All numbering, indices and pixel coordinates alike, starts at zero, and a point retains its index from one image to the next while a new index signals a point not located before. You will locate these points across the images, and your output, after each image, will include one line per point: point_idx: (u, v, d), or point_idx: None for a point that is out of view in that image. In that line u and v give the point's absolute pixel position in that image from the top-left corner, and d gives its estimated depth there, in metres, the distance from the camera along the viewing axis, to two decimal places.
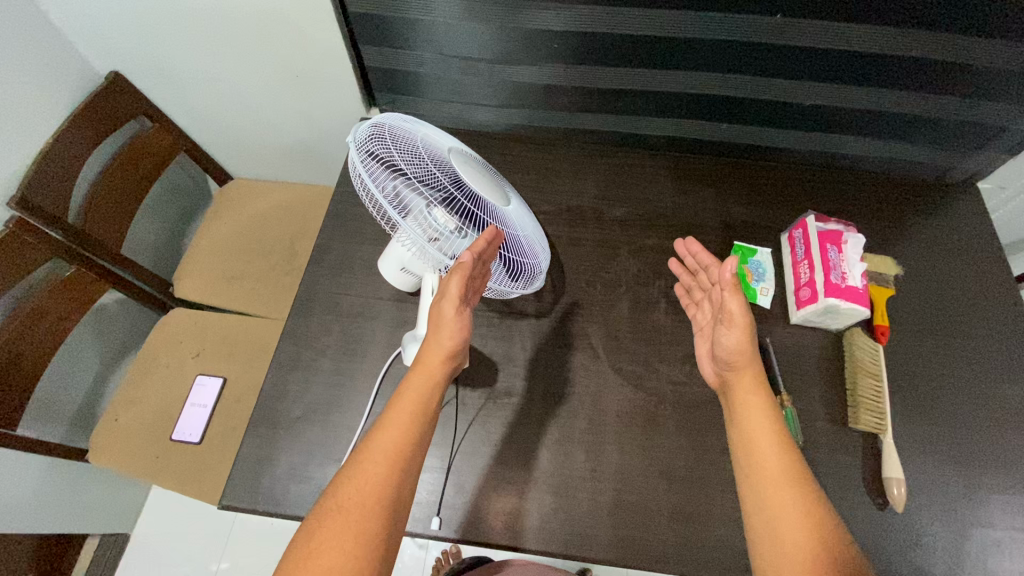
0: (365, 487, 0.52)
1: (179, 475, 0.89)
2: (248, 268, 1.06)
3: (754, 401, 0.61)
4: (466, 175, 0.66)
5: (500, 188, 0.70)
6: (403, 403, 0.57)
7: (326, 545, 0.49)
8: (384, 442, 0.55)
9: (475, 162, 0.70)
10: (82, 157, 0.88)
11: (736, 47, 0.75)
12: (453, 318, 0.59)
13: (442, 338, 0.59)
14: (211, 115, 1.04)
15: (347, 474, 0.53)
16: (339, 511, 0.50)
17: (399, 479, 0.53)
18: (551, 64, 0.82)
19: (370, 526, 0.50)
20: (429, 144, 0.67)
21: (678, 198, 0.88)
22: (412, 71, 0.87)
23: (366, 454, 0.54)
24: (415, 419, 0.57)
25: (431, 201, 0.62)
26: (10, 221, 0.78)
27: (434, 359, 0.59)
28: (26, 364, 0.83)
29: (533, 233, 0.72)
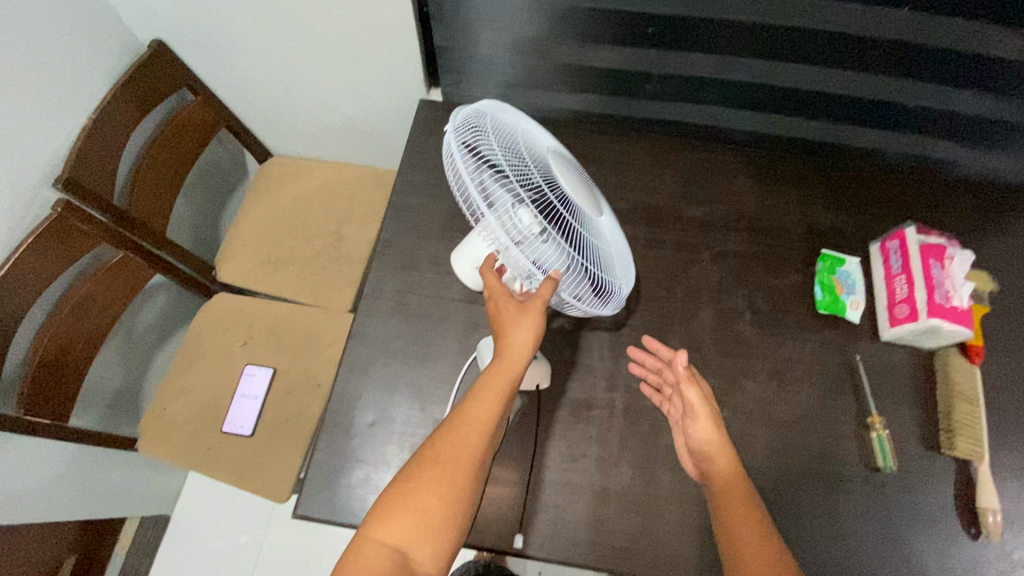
0: (459, 447, 0.52)
1: (232, 467, 0.87)
2: (294, 253, 1.02)
3: (742, 508, 0.56)
4: (560, 178, 0.60)
5: (592, 197, 0.63)
6: (499, 370, 0.54)
7: (421, 492, 0.50)
8: (480, 409, 0.53)
9: (570, 166, 0.64)
10: (125, 134, 0.83)
11: (844, 40, 0.69)
12: (538, 309, 0.55)
13: (528, 325, 0.54)
14: (256, 90, 0.98)
15: (442, 429, 0.53)
16: (434, 465, 0.51)
17: (486, 448, 0.53)
18: (637, 49, 0.76)
19: (459, 486, 0.51)
20: (526, 142, 0.62)
21: (761, 199, 0.83)
22: (483, 53, 0.80)
23: (459, 417, 0.53)
24: (508, 393, 0.54)
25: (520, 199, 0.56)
26: (58, 204, 0.73)
27: (519, 346, 0.54)
28: (76, 355, 0.79)
29: (620, 254, 0.66)
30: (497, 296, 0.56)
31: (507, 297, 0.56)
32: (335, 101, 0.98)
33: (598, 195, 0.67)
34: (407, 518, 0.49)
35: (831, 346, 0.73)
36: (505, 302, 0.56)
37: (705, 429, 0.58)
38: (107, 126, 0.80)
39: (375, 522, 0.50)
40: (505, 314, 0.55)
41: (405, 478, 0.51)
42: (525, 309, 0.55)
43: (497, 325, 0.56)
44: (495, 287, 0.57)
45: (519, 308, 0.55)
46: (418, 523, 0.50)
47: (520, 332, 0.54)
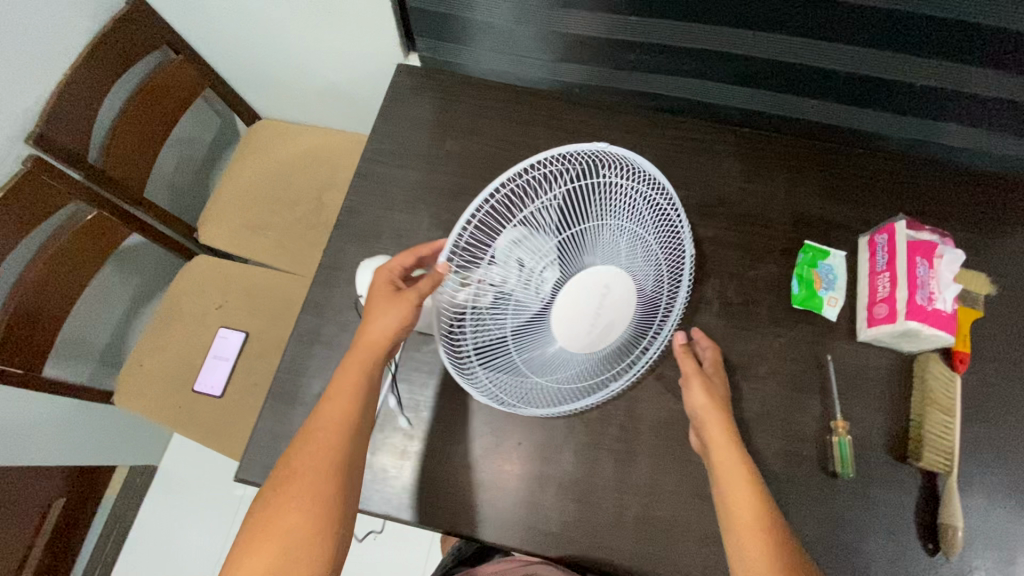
0: (318, 454, 0.53)
1: (201, 425, 0.89)
2: (274, 219, 1.01)
3: (731, 457, 0.56)
4: (585, 275, 0.53)
5: (579, 322, 0.54)
6: (352, 364, 0.56)
7: (285, 511, 0.51)
8: (335, 407, 0.54)
9: (620, 290, 0.55)
10: (101, 92, 0.83)
11: (841, 10, 0.63)
12: (395, 306, 0.54)
13: (391, 314, 0.54)
14: (238, 51, 0.96)
15: (299, 442, 0.54)
16: (293, 479, 0.52)
17: (350, 442, 0.54)
18: (618, 15, 0.71)
19: (324, 491, 0.52)
20: (625, 223, 0.56)
21: (746, 183, 0.77)
22: (458, 17, 0.76)
23: (316, 423, 0.54)
24: (364, 383, 0.56)
25: (546, 222, 0.51)
26: (28, 160, 0.75)
27: (372, 340, 0.55)
28: (49, 310, 0.81)
29: (515, 373, 0.58)
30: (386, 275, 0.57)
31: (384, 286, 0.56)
32: (316, 65, 0.95)
33: (608, 334, 0.57)
34: (274, 541, 0.50)
35: (803, 344, 0.69)
36: (381, 291, 0.56)
37: (700, 390, 0.61)
38: (80, 83, 0.80)
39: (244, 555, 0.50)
40: (375, 301, 0.56)
41: (267, 503, 0.51)
42: (394, 303, 0.54)
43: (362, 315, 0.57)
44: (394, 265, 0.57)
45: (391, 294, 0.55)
46: (287, 542, 0.50)
47: (381, 320, 0.55)
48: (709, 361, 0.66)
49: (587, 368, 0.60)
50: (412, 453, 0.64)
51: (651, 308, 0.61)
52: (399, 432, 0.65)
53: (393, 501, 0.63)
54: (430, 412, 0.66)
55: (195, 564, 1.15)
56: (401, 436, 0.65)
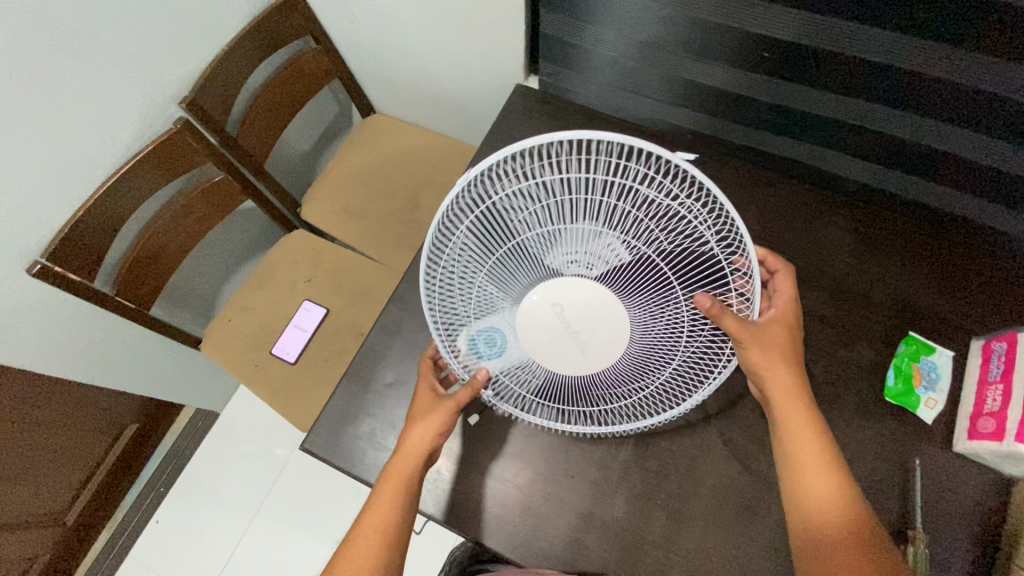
0: (359, 567, 0.54)
1: (271, 387, 0.95)
2: (371, 208, 1.07)
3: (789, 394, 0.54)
4: (555, 343, 0.52)
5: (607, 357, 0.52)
6: (390, 482, 0.56)
7: None
8: (373, 519, 0.55)
9: (577, 300, 0.50)
10: (248, 70, 0.91)
11: (998, 103, 0.59)
12: (436, 417, 0.57)
13: (429, 424, 0.57)
14: (371, 48, 1.02)
15: (344, 550, 0.56)
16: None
17: (390, 553, 0.55)
18: (747, 71, 0.70)
19: None
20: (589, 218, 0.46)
21: (853, 260, 0.74)
22: (585, 47, 0.78)
23: (359, 531, 0.56)
24: (404, 495, 0.56)
25: (513, 279, 0.51)
26: (180, 121, 0.83)
27: (415, 451, 0.57)
28: (168, 256, 0.90)
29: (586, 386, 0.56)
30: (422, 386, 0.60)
31: (426, 388, 0.60)
32: (439, 71, 1.00)
33: (671, 334, 0.51)
34: None
35: (889, 439, 0.65)
36: (424, 396, 0.59)
37: (757, 354, 0.52)
38: (233, 58, 0.88)
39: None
40: (421, 411, 0.59)
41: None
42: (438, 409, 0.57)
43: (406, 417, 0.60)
44: (425, 375, 0.61)
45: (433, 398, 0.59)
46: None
47: (419, 429, 0.57)
48: (783, 322, 0.56)
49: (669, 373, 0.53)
50: (466, 461, 0.66)
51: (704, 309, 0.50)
52: (459, 440, 0.67)
53: (441, 504, 0.65)
54: (491, 424, 0.67)
55: (233, 513, 1.21)
56: (459, 442, 0.67)
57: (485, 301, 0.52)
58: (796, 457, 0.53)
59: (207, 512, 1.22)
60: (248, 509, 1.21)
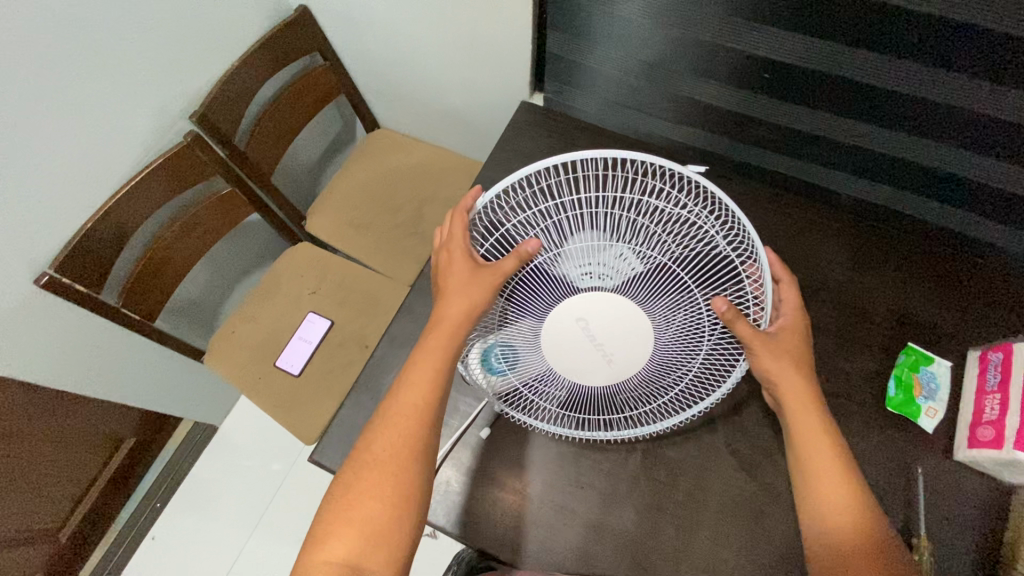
0: (399, 441, 0.50)
1: (275, 399, 0.95)
2: (375, 221, 1.08)
3: (802, 401, 0.54)
4: (579, 355, 0.52)
5: (633, 364, 0.52)
6: (425, 362, 0.52)
7: (363, 500, 0.48)
8: (410, 397, 0.51)
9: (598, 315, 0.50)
10: (257, 85, 0.92)
11: (990, 126, 0.62)
12: (476, 288, 0.51)
13: (467, 296, 0.51)
14: (377, 64, 1.04)
15: (376, 426, 0.50)
16: (373, 466, 0.49)
17: (427, 437, 0.51)
18: (747, 90, 0.72)
19: (405, 482, 0.49)
20: (599, 232, 0.47)
21: (853, 273, 0.76)
22: (590, 66, 0.80)
23: (391, 407, 0.51)
24: (442, 372, 0.52)
25: (528, 300, 0.52)
26: (189, 135, 0.84)
27: (456, 317, 0.52)
28: (175, 268, 0.90)
29: (609, 391, 0.57)
30: (453, 255, 0.53)
31: (463, 253, 0.53)
32: (444, 88, 1.02)
33: (689, 337, 0.51)
34: (351, 528, 0.47)
35: (891, 448, 0.67)
36: (460, 261, 0.53)
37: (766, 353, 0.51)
38: (243, 74, 0.89)
39: (315, 544, 0.47)
40: (456, 277, 0.52)
41: (347, 484, 0.49)
42: (478, 279, 0.51)
43: (439, 286, 0.54)
44: (458, 237, 0.53)
45: (472, 267, 0.52)
46: (366, 529, 0.47)
47: (457, 300, 0.51)
48: (789, 326, 0.56)
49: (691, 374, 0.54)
50: (476, 472, 0.66)
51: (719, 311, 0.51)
52: (469, 451, 0.67)
53: (452, 515, 0.65)
54: (501, 436, 0.68)
55: (229, 530, 1.19)
56: (469, 453, 0.67)
57: (508, 321, 0.54)
58: (806, 444, 0.53)
59: (204, 528, 1.20)
60: (247, 524, 1.19)
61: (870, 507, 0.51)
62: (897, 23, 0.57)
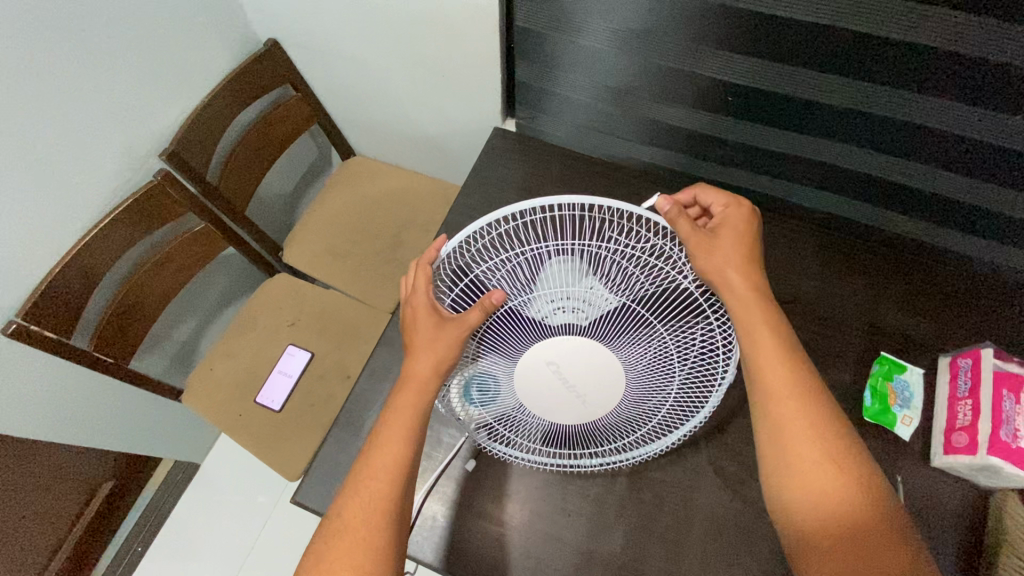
0: (370, 505, 0.49)
1: (256, 436, 0.93)
2: (353, 249, 1.07)
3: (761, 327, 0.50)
4: (553, 392, 0.53)
5: (608, 400, 0.53)
6: (394, 421, 0.52)
7: (336, 569, 0.46)
8: (381, 459, 0.50)
9: (566, 353, 0.50)
10: (228, 119, 0.92)
11: (945, 140, 0.64)
12: (443, 343, 0.50)
13: (436, 353, 0.51)
14: (349, 94, 1.04)
15: (348, 492, 0.50)
16: (345, 533, 0.48)
17: (400, 500, 0.50)
18: (711, 112, 0.74)
19: (378, 544, 0.47)
20: (574, 277, 0.47)
21: (824, 285, 0.77)
22: (559, 92, 0.82)
23: (362, 471, 0.50)
24: (413, 430, 0.52)
25: (501, 342, 0.52)
26: (160, 173, 0.83)
27: (425, 372, 0.52)
28: (147, 308, 0.89)
29: (583, 428, 0.58)
30: (416, 308, 0.52)
31: (427, 307, 0.52)
32: (418, 115, 1.03)
33: (662, 374, 0.52)
34: None
35: (869, 457, 0.68)
36: (425, 315, 0.52)
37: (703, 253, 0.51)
38: (213, 109, 0.89)
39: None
40: (421, 333, 0.51)
41: (320, 555, 0.47)
42: (445, 333, 0.50)
43: (407, 341, 0.53)
44: (421, 289, 0.52)
45: (437, 319, 0.51)
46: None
47: (426, 357, 0.51)
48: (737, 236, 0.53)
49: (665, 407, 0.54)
50: (463, 504, 0.66)
51: (691, 343, 0.51)
52: (454, 483, 0.67)
53: (439, 549, 0.64)
54: (486, 466, 0.67)
55: (215, 568, 1.16)
56: (454, 485, 0.67)
57: (482, 364, 0.54)
58: (760, 357, 0.49)
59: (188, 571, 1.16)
60: (232, 564, 1.16)
61: (836, 426, 0.48)
62: (850, 46, 0.59)
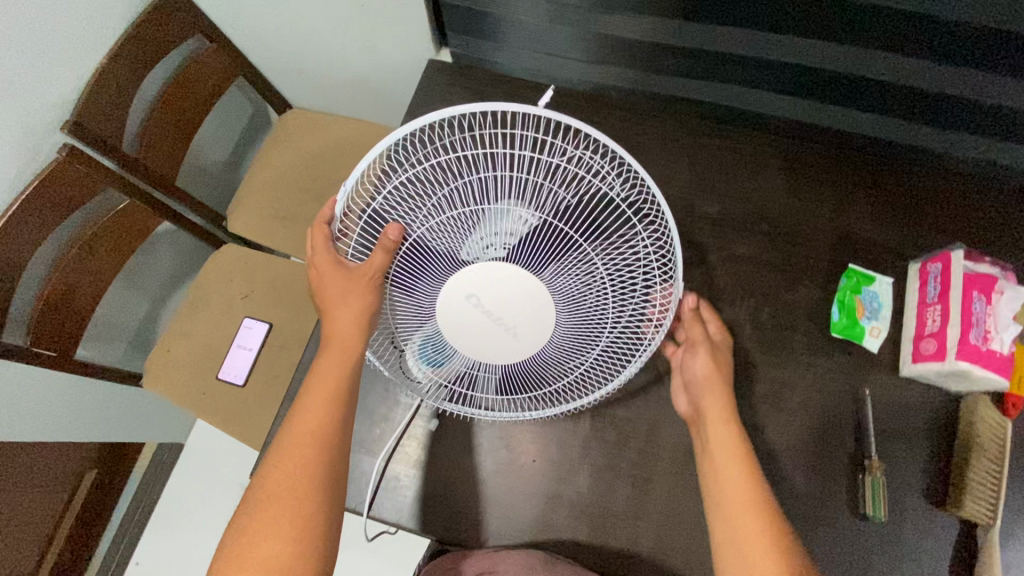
0: (295, 473, 0.47)
1: (224, 413, 0.91)
2: (301, 210, 1.01)
3: (718, 415, 0.54)
4: (478, 331, 0.49)
5: (537, 335, 0.49)
6: (320, 383, 0.50)
7: (261, 541, 0.44)
8: (304, 424, 0.48)
9: (488, 283, 0.46)
10: (136, 81, 0.83)
11: (915, 21, 0.58)
12: (357, 293, 0.49)
13: (351, 303, 0.49)
14: (271, 39, 0.95)
15: (270, 463, 0.47)
16: (267, 505, 0.45)
17: (329, 464, 0.48)
18: (659, 16, 0.67)
19: (305, 510, 0.45)
20: (475, 198, 0.45)
21: (788, 199, 0.73)
22: (491, 11, 0.73)
23: (285, 440, 0.48)
24: (341, 390, 0.50)
25: (418, 281, 0.49)
26: (65, 148, 0.76)
27: (347, 328, 0.51)
28: (83, 295, 0.84)
29: (535, 370, 0.53)
30: (323, 268, 0.51)
31: (330, 263, 0.50)
32: (349, 56, 0.94)
33: (595, 297, 0.48)
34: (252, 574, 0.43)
35: (839, 374, 0.66)
36: (330, 272, 0.50)
37: (705, 360, 0.57)
38: (115, 71, 0.80)
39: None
40: (332, 290, 0.50)
41: (241, 530, 0.45)
42: (356, 283, 0.49)
43: (321, 302, 0.52)
44: (323, 249, 0.51)
45: (345, 273, 0.50)
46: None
47: (343, 310, 0.50)
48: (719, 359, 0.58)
49: (612, 332, 0.50)
50: (425, 463, 0.64)
51: (617, 256, 0.47)
52: (415, 442, 0.65)
53: (405, 509, 0.63)
54: (447, 423, 0.65)
55: (213, 542, 1.18)
56: (415, 446, 0.65)
57: (414, 311, 0.51)
58: (713, 442, 0.54)
59: (187, 546, 1.18)
60: None
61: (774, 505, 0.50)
62: None
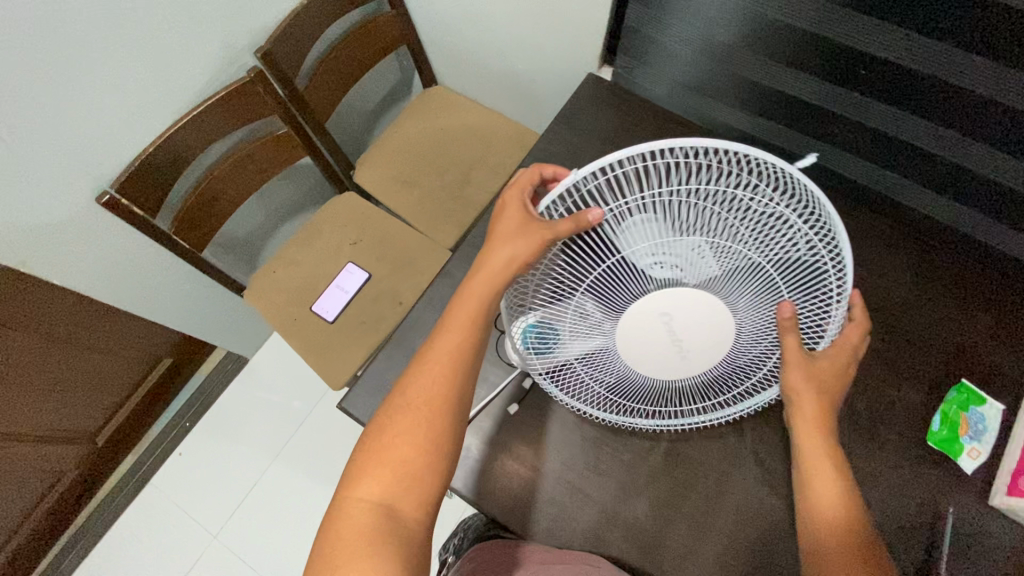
0: (434, 383, 0.50)
1: (308, 342, 0.97)
2: (423, 178, 1.07)
3: (817, 454, 0.51)
4: (654, 343, 0.51)
5: (705, 359, 0.53)
6: (462, 312, 0.51)
7: (397, 441, 0.48)
8: (445, 345, 0.51)
9: (685, 306, 0.49)
10: (323, 26, 0.91)
11: None
12: (521, 241, 0.49)
13: (515, 245, 0.50)
14: (444, 18, 1.01)
15: (411, 374, 0.51)
16: (407, 409, 0.49)
17: (461, 385, 0.50)
18: (836, 87, 0.68)
19: (438, 422, 0.49)
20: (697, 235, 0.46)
21: (913, 296, 0.72)
22: (667, 43, 0.77)
23: (427, 356, 0.51)
24: (480, 320, 0.52)
25: (608, 297, 0.50)
26: (252, 69, 0.84)
27: (497, 267, 0.50)
28: (225, 202, 0.92)
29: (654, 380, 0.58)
30: (507, 210, 0.53)
31: (518, 209, 0.52)
32: (512, 50, 0.99)
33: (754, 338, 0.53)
34: (386, 469, 0.48)
35: (923, 483, 0.64)
36: (513, 214, 0.52)
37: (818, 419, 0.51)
38: (310, 14, 0.88)
39: (350, 482, 0.48)
40: (503, 228, 0.51)
41: (381, 427, 0.49)
42: (526, 233, 0.50)
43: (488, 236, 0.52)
44: (515, 200, 0.53)
45: (523, 220, 0.51)
46: (399, 472, 0.47)
47: (503, 249, 0.50)
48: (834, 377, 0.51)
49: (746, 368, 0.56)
50: (497, 443, 0.67)
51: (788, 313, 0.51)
52: (492, 421, 0.68)
53: (468, 480, 0.66)
54: (527, 413, 0.68)
55: (248, 457, 1.25)
56: (493, 425, 0.68)
57: (581, 312, 0.52)
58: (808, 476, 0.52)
59: (226, 453, 1.25)
60: (266, 456, 1.24)
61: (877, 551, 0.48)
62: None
